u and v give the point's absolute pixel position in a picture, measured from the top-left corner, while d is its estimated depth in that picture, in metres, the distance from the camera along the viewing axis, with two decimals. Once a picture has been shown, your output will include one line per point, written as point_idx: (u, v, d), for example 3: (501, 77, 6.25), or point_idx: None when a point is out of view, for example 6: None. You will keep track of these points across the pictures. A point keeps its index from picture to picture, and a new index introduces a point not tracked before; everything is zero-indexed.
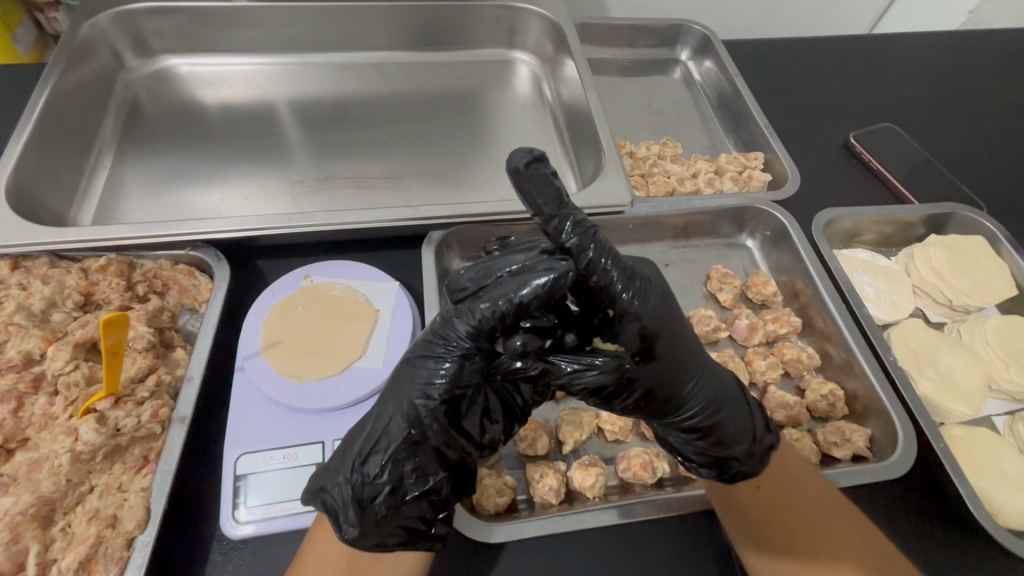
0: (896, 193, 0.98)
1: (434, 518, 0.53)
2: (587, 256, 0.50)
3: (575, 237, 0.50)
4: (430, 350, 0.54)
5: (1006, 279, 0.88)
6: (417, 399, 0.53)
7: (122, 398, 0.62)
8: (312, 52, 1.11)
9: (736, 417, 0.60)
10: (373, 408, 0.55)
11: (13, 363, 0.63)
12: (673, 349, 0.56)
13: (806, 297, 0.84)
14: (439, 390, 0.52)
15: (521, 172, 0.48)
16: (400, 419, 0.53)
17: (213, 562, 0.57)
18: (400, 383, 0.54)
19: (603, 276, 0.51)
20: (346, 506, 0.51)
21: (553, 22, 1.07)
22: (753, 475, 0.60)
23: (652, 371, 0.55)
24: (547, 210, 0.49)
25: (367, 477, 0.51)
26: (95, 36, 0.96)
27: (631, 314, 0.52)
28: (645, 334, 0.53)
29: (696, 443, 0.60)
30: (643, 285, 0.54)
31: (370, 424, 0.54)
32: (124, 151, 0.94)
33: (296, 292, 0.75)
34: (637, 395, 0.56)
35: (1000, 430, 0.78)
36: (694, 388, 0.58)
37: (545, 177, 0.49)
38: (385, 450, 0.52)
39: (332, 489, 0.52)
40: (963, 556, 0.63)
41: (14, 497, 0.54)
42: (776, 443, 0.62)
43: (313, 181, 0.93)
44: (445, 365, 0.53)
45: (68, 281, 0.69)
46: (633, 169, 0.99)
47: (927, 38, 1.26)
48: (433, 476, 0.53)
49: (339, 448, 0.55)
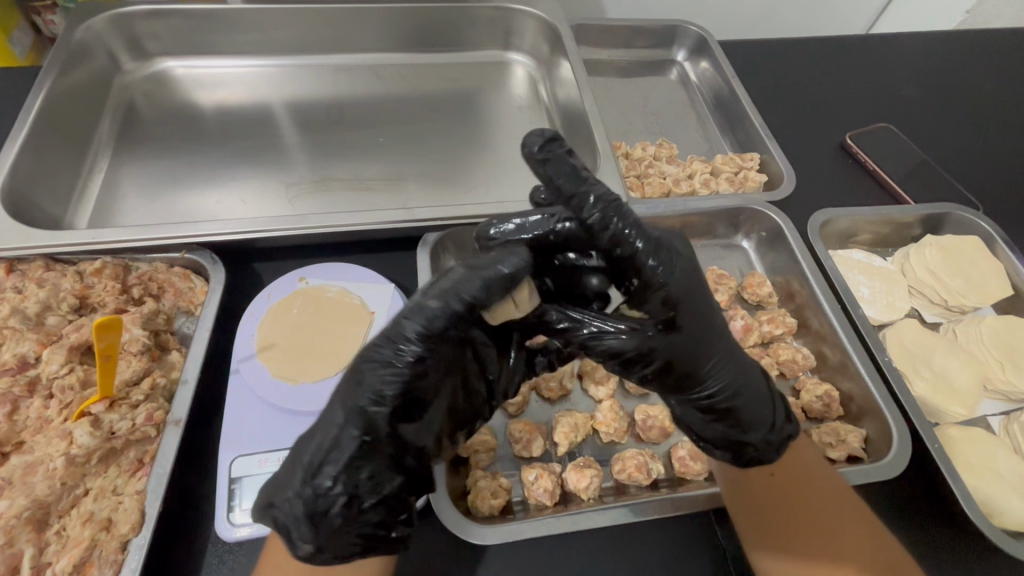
0: (891, 194, 0.99)
1: (394, 522, 0.50)
2: (610, 230, 0.50)
3: (598, 211, 0.50)
4: (385, 349, 0.49)
5: (1002, 279, 0.88)
6: (370, 405, 0.48)
7: (117, 402, 0.62)
8: (308, 54, 1.11)
9: (758, 406, 0.59)
10: (321, 416, 0.50)
11: (8, 367, 0.63)
12: (697, 320, 0.54)
13: (802, 297, 0.84)
14: (391, 391, 0.49)
15: (534, 156, 0.50)
16: (352, 425, 0.48)
17: (208, 564, 0.58)
18: (346, 386, 0.49)
19: (626, 249, 0.50)
20: (299, 522, 0.48)
21: (549, 23, 1.07)
22: (769, 463, 0.61)
23: (672, 344, 0.54)
24: (565, 189, 0.50)
25: (319, 490, 0.48)
26: (91, 38, 0.96)
27: (654, 283, 0.51)
28: (668, 302, 0.52)
29: (716, 425, 0.59)
30: (669, 254, 0.52)
31: (318, 435, 0.49)
32: (120, 153, 0.94)
33: (292, 294, 0.75)
34: (655, 365, 0.55)
35: (996, 431, 0.78)
36: (716, 364, 0.56)
37: (562, 156, 0.51)
38: (337, 462, 0.48)
39: (281, 504, 0.48)
40: (957, 556, 0.63)
41: (8, 500, 0.54)
42: (795, 434, 0.62)
43: (309, 183, 0.93)
44: (398, 365, 0.49)
45: (63, 284, 0.69)
46: (629, 170, 0.99)
47: (924, 38, 1.26)
48: (390, 482, 0.50)
49: (286, 459, 0.50)
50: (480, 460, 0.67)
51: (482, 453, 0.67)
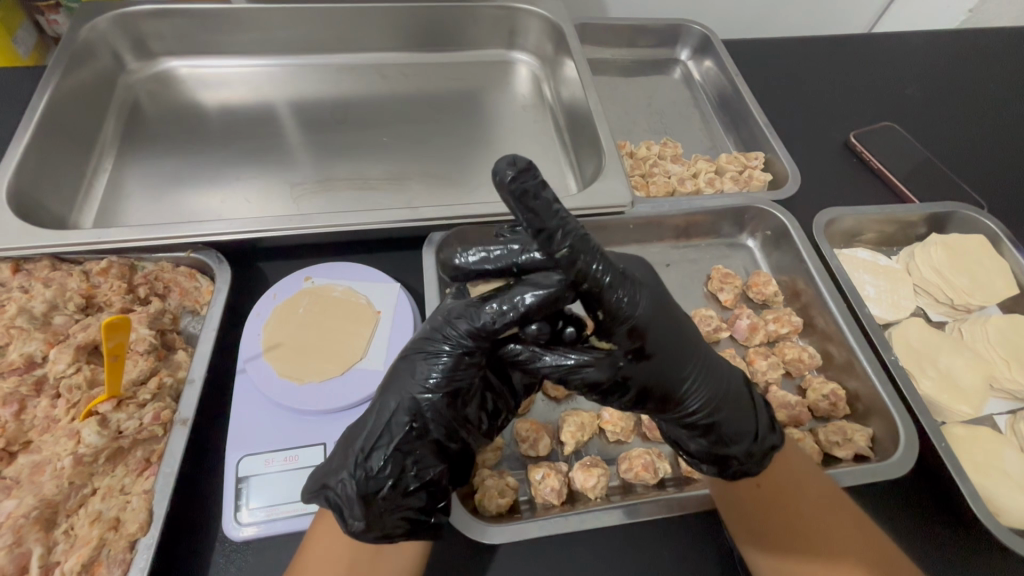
0: (896, 193, 0.98)
1: (433, 509, 0.53)
2: (578, 265, 0.47)
3: (567, 244, 0.46)
4: (431, 347, 0.54)
5: (1007, 278, 0.88)
6: (419, 394, 0.53)
7: (124, 401, 0.62)
8: (311, 54, 1.11)
9: (737, 417, 0.60)
10: (373, 404, 0.55)
11: (15, 366, 0.63)
12: (667, 342, 0.55)
13: (807, 296, 0.84)
14: (438, 384, 0.53)
15: (508, 187, 0.43)
16: (402, 412, 0.53)
17: (216, 564, 0.58)
18: (399, 378, 0.55)
19: (593, 282, 0.48)
20: (352, 500, 0.51)
21: (553, 23, 1.07)
22: (753, 475, 0.60)
23: (646, 369, 0.55)
24: (536, 222, 0.45)
25: (371, 471, 0.51)
26: (95, 38, 0.96)
27: (621, 315, 0.51)
28: (635, 333, 0.52)
29: (698, 440, 0.60)
30: (634, 285, 0.52)
31: (371, 421, 0.54)
32: (124, 153, 0.94)
33: (297, 294, 0.75)
34: (631, 394, 0.55)
35: (1001, 429, 0.78)
36: (693, 385, 0.57)
37: (533, 188, 0.44)
38: (388, 445, 0.52)
39: (335, 484, 0.51)
40: (963, 555, 0.63)
41: (16, 499, 0.54)
42: (779, 444, 0.62)
43: (313, 182, 0.93)
44: (442, 361, 0.53)
45: (70, 283, 0.69)
46: (634, 169, 0.99)
47: (928, 37, 1.26)
48: (433, 468, 0.54)
49: (340, 445, 0.55)
50: (487, 459, 0.67)
51: (489, 452, 0.67)
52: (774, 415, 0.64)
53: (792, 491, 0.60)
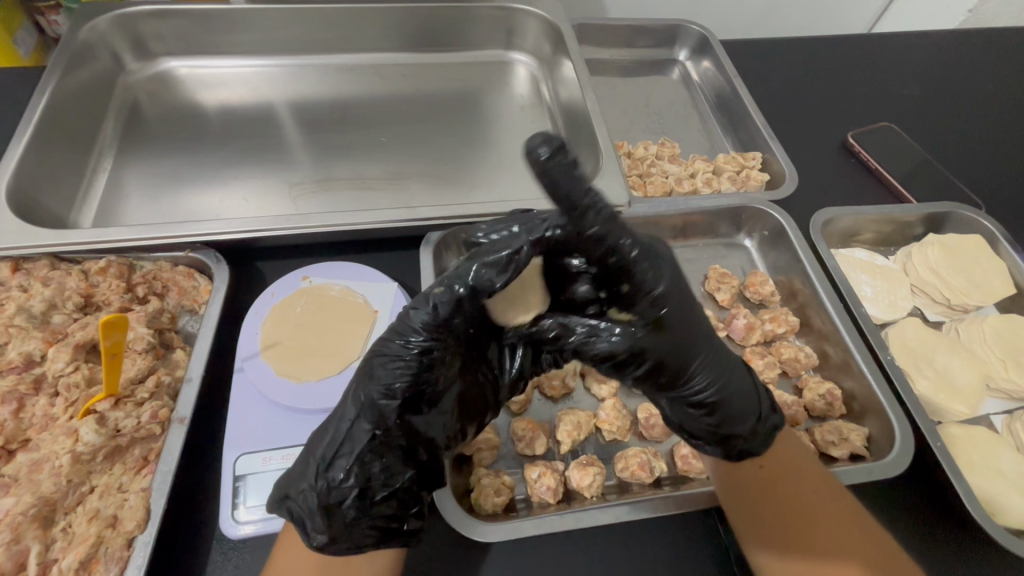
0: (894, 193, 0.98)
1: (405, 515, 0.54)
2: (610, 244, 0.48)
3: (599, 224, 0.46)
4: (389, 349, 0.54)
5: (1003, 278, 0.88)
6: (379, 401, 0.53)
7: (122, 399, 0.62)
8: (311, 54, 1.11)
9: (745, 397, 0.60)
10: (334, 412, 0.54)
11: (14, 365, 0.63)
12: (683, 320, 0.55)
13: (804, 296, 0.85)
14: (400, 389, 0.53)
15: (545, 164, 0.43)
16: (363, 420, 0.53)
17: (213, 562, 0.58)
18: (357, 384, 0.54)
19: (623, 257, 0.49)
20: (313, 512, 0.51)
21: (551, 23, 1.07)
22: (758, 455, 0.61)
23: (661, 343, 0.55)
24: (569, 200, 0.45)
25: (333, 482, 0.52)
26: (94, 38, 0.96)
27: (646, 289, 0.52)
28: (656, 308, 0.53)
29: (705, 419, 0.60)
30: (659, 262, 0.53)
31: (331, 429, 0.54)
32: (123, 153, 0.94)
33: (295, 293, 0.75)
34: (647, 365, 0.56)
35: (998, 429, 0.78)
36: (702, 362, 0.57)
37: (566, 167, 0.44)
38: (350, 454, 0.52)
39: (297, 495, 0.52)
40: (959, 554, 0.63)
41: (14, 497, 0.55)
42: (780, 423, 0.63)
43: (312, 182, 0.93)
44: (402, 365, 0.53)
45: (68, 283, 0.69)
46: (631, 169, 0.99)
47: (926, 38, 1.26)
48: (402, 474, 0.54)
49: (302, 453, 0.55)
50: (484, 458, 0.67)
51: (485, 451, 0.67)
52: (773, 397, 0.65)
53: (790, 480, 0.60)
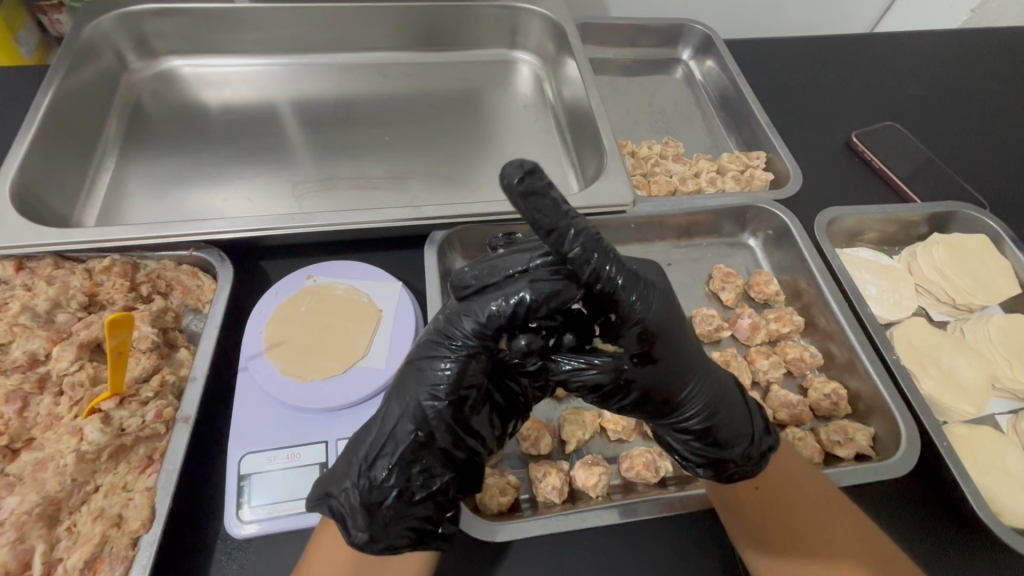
0: (898, 192, 0.98)
1: (441, 518, 0.53)
2: (589, 267, 0.47)
3: (579, 245, 0.46)
4: (436, 350, 0.54)
5: (1008, 278, 0.88)
6: (424, 401, 0.53)
7: (127, 398, 0.62)
8: (314, 53, 1.11)
9: (736, 420, 0.60)
10: (378, 412, 0.55)
11: (19, 364, 0.63)
12: (673, 351, 0.55)
13: (809, 296, 0.84)
14: (444, 390, 0.53)
15: (515, 189, 0.43)
16: (406, 421, 0.53)
17: (218, 561, 0.58)
18: (404, 384, 0.55)
19: (606, 283, 0.48)
20: (354, 510, 0.51)
21: (554, 22, 1.07)
22: (751, 476, 0.60)
23: (649, 373, 0.55)
24: (545, 224, 0.45)
25: (375, 481, 0.52)
26: (98, 37, 0.96)
27: (632, 318, 0.51)
28: (645, 335, 0.52)
29: (695, 444, 0.60)
30: (646, 287, 0.52)
31: (374, 430, 0.54)
32: (127, 152, 0.94)
33: (299, 292, 0.75)
34: (634, 395, 0.56)
35: (1003, 429, 0.78)
36: (693, 390, 0.57)
37: (541, 191, 0.44)
38: (392, 454, 0.53)
39: (338, 493, 0.53)
40: (966, 555, 0.63)
41: (19, 496, 0.55)
42: (775, 444, 0.63)
43: (315, 181, 0.93)
44: (447, 365, 0.53)
45: (72, 281, 0.69)
46: (635, 168, 0.99)
47: (930, 37, 1.26)
48: (439, 477, 0.54)
49: (344, 453, 0.55)
50: (489, 458, 0.67)
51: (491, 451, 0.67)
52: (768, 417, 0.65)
53: (791, 490, 0.60)
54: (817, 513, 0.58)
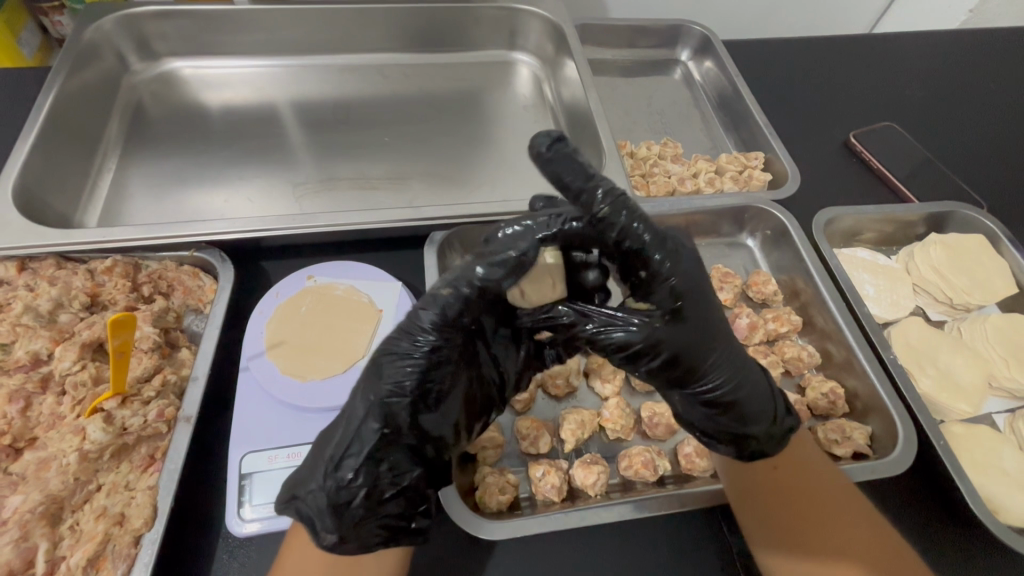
0: (896, 193, 0.99)
1: (413, 513, 0.55)
2: (620, 222, 0.51)
3: (607, 204, 0.51)
4: (398, 348, 0.55)
5: (1005, 277, 0.88)
6: (388, 399, 0.54)
7: (129, 398, 0.62)
8: (314, 54, 1.11)
9: (757, 398, 0.60)
10: (342, 412, 0.55)
11: (21, 364, 0.64)
12: (699, 314, 0.56)
13: (807, 295, 0.85)
14: (407, 386, 0.54)
15: (542, 155, 0.50)
16: (370, 419, 0.53)
17: (220, 560, 0.58)
18: (365, 383, 0.55)
19: (635, 240, 0.52)
20: (323, 512, 0.52)
21: (553, 23, 1.07)
22: (770, 455, 0.62)
23: (679, 335, 0.55)
24: (574, 186, 0.51)
25: (342, 482, 0.52)
26: (99, 38, 0.97)
27: (662, 274, 0.53)
28: (677, 293, 0.54)
29: (720, 418, 0.60)
30: (677, 249, 0.54)
31: (340, 430, 0.54)
32: (128, 153, 0.95)
33: (300, 293, 0.75)
34: (662, 358, 0.56)
35: (1000, 428, 0.78)
36: (718, 357, 0.57)
37: (566, 156, 0.51)
38: (358, 453, 0.53)
39: (305, 495, 0.53)
40: (961, 552, 0.64)
41: (23, 495, 0.55)
42: (796, 425, 0.64)
43: (316, 182, 0.94)
44: (411, 361, 0.54)
45: (74, 282, 0.70)
46: (634, 169, 0.99)
47: (928, 38, 1.26)
48: (408, 473, 0.55)
49: (310, 455, 0.55)
50: (488, 457, 0.68)
51: (490, 450, 0.67)
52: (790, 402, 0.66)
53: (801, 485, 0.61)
54: (831, 489, 0.60)
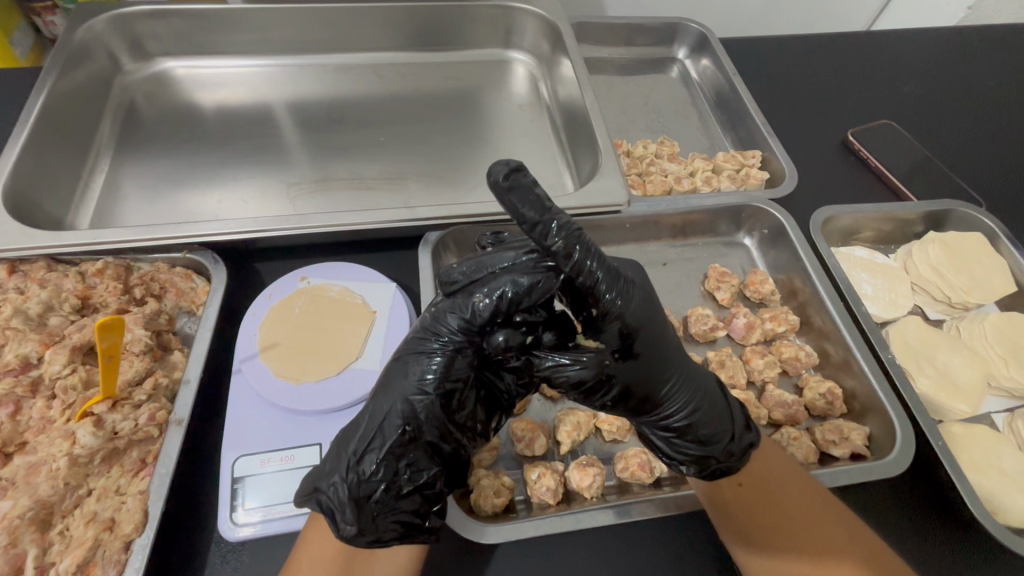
0: (894, 191, 0.98)
1: (428, 512, 0.54)
2: (573, 259, 0.49)
3: (561, 238, 0.48)
4: (424, 346, 0.55)
5: (1005, 276, 0.87)
6: (413, 396, 0.54)
7: (119, 402, 0.62)
8: (310, 54, 1.11)
9: (716, 418, 0.59)
10: (369, 406, 0.55)
11: (10, 367, 0.63)
12: (653, 345, 0.55)
13: (804, 295, 0.84)
14: (431, 385, 0.54)
15: (500, 185, 0.47)
16: (395, 415, 0.53)
17: (213, 564, 0.58)
18: (391, 381, 0.55)
19: (587, 277, 0.50)
20: (344, 504, 0.51)
21: (549, 21, 1.07)
22: (734, 472, 0.61)
23: (632, 368, 0.55)
24: (529, 216, 0.48)
25: (364, 475, 0.52)
26: (91, 39, 0.96)
27: (613, 313, 0.52)
28: (625, 332, 0.53)
29: (680, 442, 0.60)
30: (626, 285, 0.53)
31: (364, 424, 0.54)
32: (121, 154, 0.94)
33: (293, 294, 0.75)
34: (614, 393, 0.56)
35: (999, 427, 0.78)
36: (673, 388, 0.57)
37: (525, 185, 0.48)
38: (380, 447, 0.52)
39: (327, 487, 0.52)
40: (961, 553, 0.63)
41: (11, 501, 0.54)
42: (757, 441, 0.62)
43: (310, 182, 0.93)
44: (436, 360, 0.54)
45: (65, 285, 0.69)
46: (630, 168, 0.99)
47: (926, 35, 1.25)
48: (427, 470, 0.54)
49: (333, 447, 0.55)
50: (482, 458, 0.67)
51: (484, 452, 0.67)
52: (749, 415, 0.64)
53: (770, 484, 0.61)
54: (801, 505, 0.58)
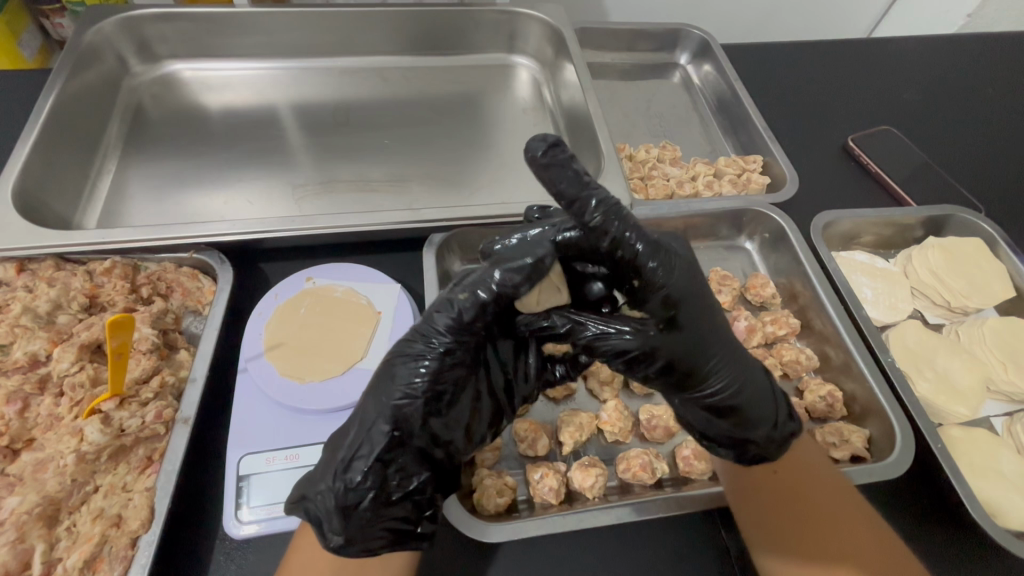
0: (894, 196, 0.99)
1: (418, 518, 0.54)
2: (611, 231, 0.51)
3: (598, 215, 0.51)
4: (411, 349, 0.55)
5: (1004, 281, 0.88)
6: (400, 401, 0.53)
7: (127, 399, 0.62)
8: (315, 57, 1.12)
9: (760, 400, 0.60)
10: (357, 411, 0.55)
11: (19, 365, 0.64)
12: (695, 319, 0.55)
13: (805, 298, 0.85)
14: (420, 388, 0.53)
15: (539, 160, 0.49)
16: (381, 421, 0.53)
17: (217, 561, 0.58)
18: (381, 384, 0.54)
19: (626, 249, 0.52)
20: (330, 513, 0.51)
21: (553, 26, 1.08)
22: (773, 460, 0.62)
23: (676, 339, 0.55)
24: (567, 192, 0.50)
25: (351, 483, 0.52)
26: (100, 41, 0.97)
27: (655, 283, 0.52)
28: (669, 302, 0.53)
29: (721, 423, 0.60)
30: (668, 255, 0.53)
31: (353, 430, 0.54)
32: (128, 155, 0.95)
33: (298, 294, 0.76)
34: (659, 364, 0.55)
35: (999, 431, 0.78)
36: (717, 364, 0.57)
37: (563, 161, 0.50)
38: (368, 455, 0.52)
39: (314, 496, 0.52)
40: (961, 556, 0.64)
41: (20, 496, 0.55)
42: (798, 430, 0.63)
43: (316, 184, 0.94)
44: (424, 363, 0.54)
45: (73, 283, 0.70)
46: (633, 172, 1.00)
47: (926, 42, 1.27)
48: (416, 476, 0.54)
49: (323, 454, 0.55)
50: (487, 459, 0.67)
51: (488, 453, 0.67)
52: (790, 404, 0.66)
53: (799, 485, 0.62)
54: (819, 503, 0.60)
